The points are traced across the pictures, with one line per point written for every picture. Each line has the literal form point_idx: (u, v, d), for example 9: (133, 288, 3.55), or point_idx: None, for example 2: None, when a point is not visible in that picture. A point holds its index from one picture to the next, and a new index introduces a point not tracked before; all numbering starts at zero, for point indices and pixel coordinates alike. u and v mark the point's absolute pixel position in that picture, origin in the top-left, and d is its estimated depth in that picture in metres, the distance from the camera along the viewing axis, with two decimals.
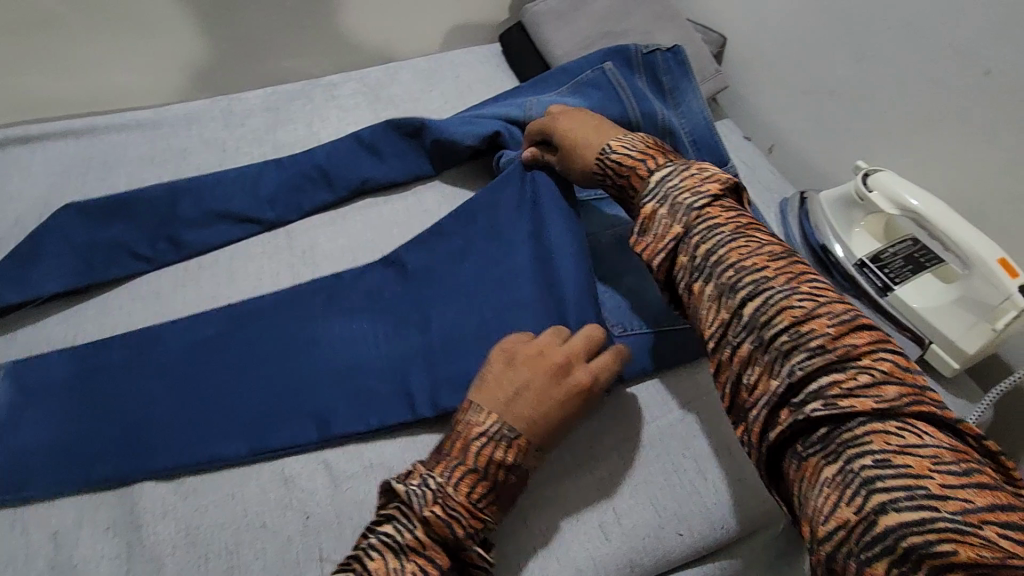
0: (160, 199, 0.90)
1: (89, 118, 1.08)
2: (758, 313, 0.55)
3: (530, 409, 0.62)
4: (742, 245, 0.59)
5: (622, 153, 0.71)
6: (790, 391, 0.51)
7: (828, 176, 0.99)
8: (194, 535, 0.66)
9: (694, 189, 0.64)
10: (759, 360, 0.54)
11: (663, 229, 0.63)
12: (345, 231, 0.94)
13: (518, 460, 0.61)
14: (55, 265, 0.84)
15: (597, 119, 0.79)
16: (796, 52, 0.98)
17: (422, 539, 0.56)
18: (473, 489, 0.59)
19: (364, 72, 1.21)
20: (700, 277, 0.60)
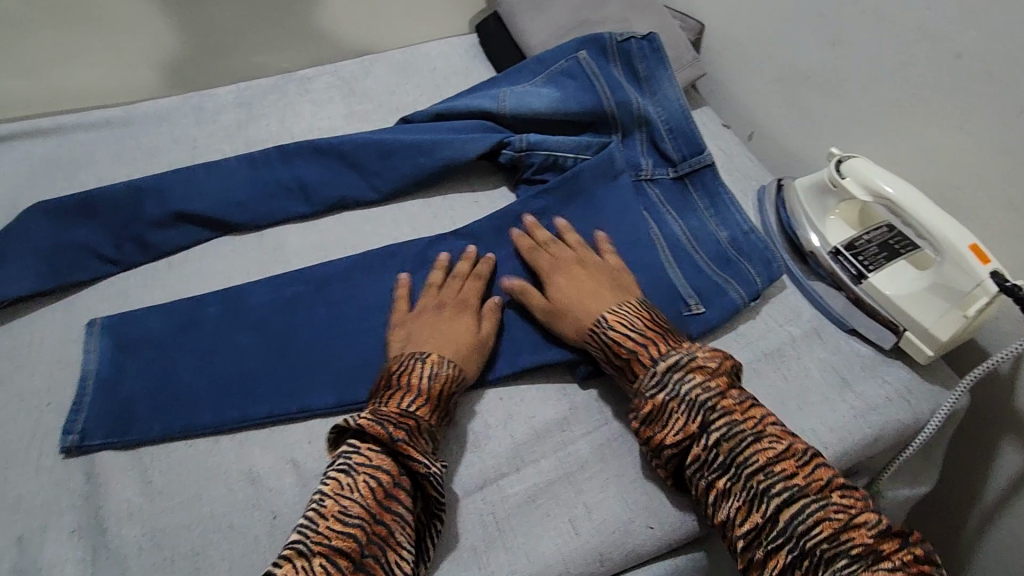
0: (124, 199, 0.88)
1: (57, 116, 1.06)
2: (756, 466, 0.62)
3: (434, 341, 0.74)
4: (741, 418, 0.65)
5: (620, 333, 0.72)
6: (792, 543, 0.58)
7: (807, 163, 0.98)
8: (160, 537, 0.66)
9: (690, 362, 0.68)
10: (767, 528, 0.59)
11: (675, 424, 0.66)
12: (317, 228, 0.93)
13: (434, 367, 0.69)
14: (19, 267, 0.83)
15: (590, 283, 0.79)
16: (771, 38, 0.97)
17: (368, 455, 0.62)
18: (404, 403, 0.66)
19: (338, 65, 1.19)
20: (722, 475, 0.63)
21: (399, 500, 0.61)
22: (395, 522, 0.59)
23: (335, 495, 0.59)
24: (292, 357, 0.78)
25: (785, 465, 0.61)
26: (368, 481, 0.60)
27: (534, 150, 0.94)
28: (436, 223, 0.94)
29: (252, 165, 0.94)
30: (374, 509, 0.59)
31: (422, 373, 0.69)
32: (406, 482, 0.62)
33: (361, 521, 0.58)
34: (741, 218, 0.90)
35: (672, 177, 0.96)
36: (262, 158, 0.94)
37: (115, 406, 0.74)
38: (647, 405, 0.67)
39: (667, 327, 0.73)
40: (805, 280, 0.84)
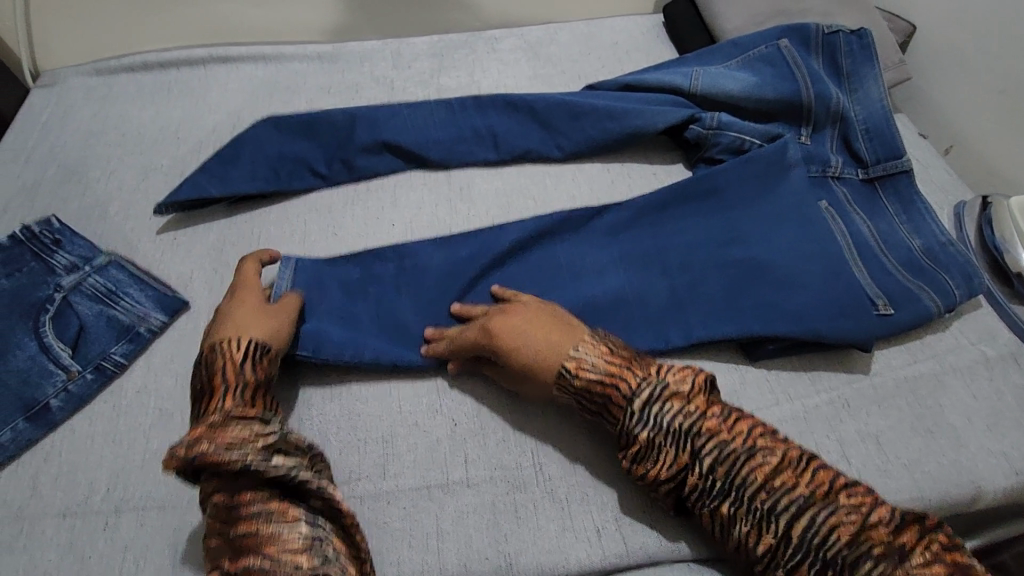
0: (340, 123, 0.97)
1: (277, 46, 1.18)
2: (763, 485, 0.59)
3: (245, 320, 0.71)
4: (728, 432, 0.62)
5: (584, 379, 0.67)
6: (831, 563, 0.55)
7: (1016, 185, 0.93)
8: (356, 420, 0.73)
9: (660, 389, 0.65)
10: (781, 546, 0.57)
11: (666, 457, 0.63)
12: (500, 175, 0.98)
13: (224, 344, 0.67)
14: (250, 170, 0.94)
15: (538, 331, 0.71)
16: (1001, 46, 0.91)
17: (204, 486, 0.59)
18: (216, 409, 0.62)
19: (525, 28, 1.23)
20: (725, 501, 0.61)
21: (240, 505, 0.57)
22: (253, 524, 0.56)
23: (208, 541, 0.58)
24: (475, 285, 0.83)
25: (792, 478, 0.59)
26: (210, 506, 0.58)
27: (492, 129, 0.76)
28: (614, 188, 0.97)
29: (450, 110, 1.01)
30: (225, 528, 0.57)
31: (215, 362, 0.66)
32: (246, 481, 0.58)
33: (226, 547, 0.57)
34: (938, 228, 0.86)
35: (861, 178, 0.93)
36: (460, 103, 1.01)
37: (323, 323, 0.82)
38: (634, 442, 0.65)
39: (610, 344, 0.69)
40: (1005, 302, 0.81)
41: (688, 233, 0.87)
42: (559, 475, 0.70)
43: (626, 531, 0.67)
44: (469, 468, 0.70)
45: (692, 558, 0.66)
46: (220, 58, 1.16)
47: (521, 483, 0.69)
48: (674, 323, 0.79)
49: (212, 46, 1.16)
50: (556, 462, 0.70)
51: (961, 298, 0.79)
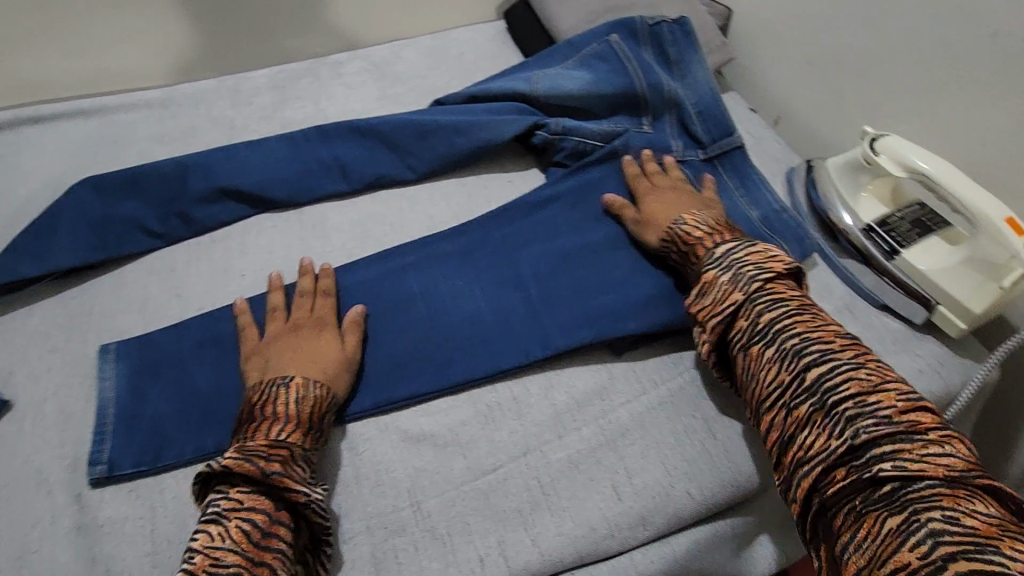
0: (170, 174, 0.91)
1: (96, 97, 1.08)
2: (794, 327, 0.65)
3: (298, 357, 0.71)
4: (793, 294, 0.69)
5: (692, 225, 0.79)
6: (817, 398, 0.59)
7: (836, 146, 1.01)
8: None
9: (747, 248, 0.73)
10: (795, 384, 0.62)
11: (722, 296, 0.70)
12: (355, 206, 0.95)
13: (315, 385, 0.68)
14: (70, 240, 0.85)
15: (675, 199, 0.85)
16: (802, 22, 0.99)
17: (243, 495, 0.60)
18: (275, 432, 0.64)
19: (369, 50, 1.20)
20: (760, 341, 0.66)
21: (278, 538, 0.58)
22: (277, 562, 0.57)
23: (207, 549, 0.55)
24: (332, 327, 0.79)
25: (840, 339, 0.64)
26: (242, 524, 0.57)
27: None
28: (471, 202, 0.96)
29: (291, 144, 0.96)
30: (251, 552, 0.56)
31: (302, 398, 0.67)
32: (288, 516, 0.60)
33: (241, 566, 0.55)
34: (770, 197, 0.91)
35: (702, 159, 0.97)
36: (301, 137, 0.97)
37: (168, 397, 0.75)
38: (700, 280, 0.73)
39: (733, 228, 0.78)
40: (836, 258, 0.86)
41: (545, 237, 0.88)
42: (437, 510, 0.67)
43: (509, 552, 0.65)
44: (341, 522, 0.67)
45: (576, 565, 0.66)
46: (29, 118, 1.04)
47: (398, 526, 0.66)
48: (537, 331, 0.79)
49: (18, 106, 1.05)
50: (433, 497, 0.68)
51: (795, 259, 0.84)
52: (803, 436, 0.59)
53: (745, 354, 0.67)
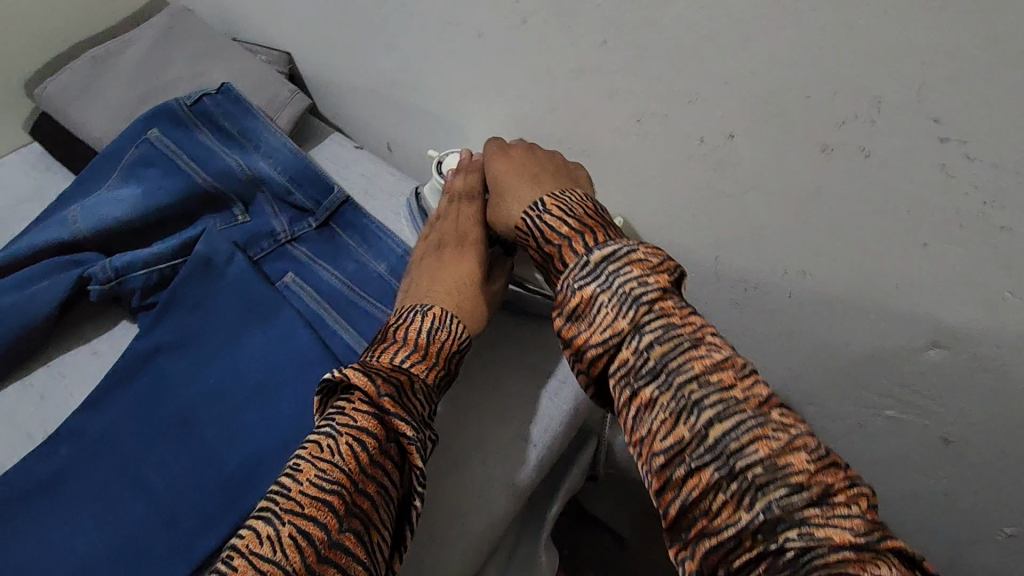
0: None
1: None
2: (751, 480, 0.35)
3: (517, 172, 0.54)
4: (758, 412, 0.37)
5: (556, 215, 0.49)
6: (726, 467, 0.36)
7: None
8: None
9: (685, 348, 0.39)
10: (733, 502, 0.35)
11: (715, 381, 0.38)
12: None
13: (534, 207, 0.51)
14: None
15: (515, 167, 0.55)
16: None
17: (348, 414, 0.44)
18: (572, 210, 0.49)
19: None
20: (710, 466, 0.36)
21: (388, 471, 0.43)
22: (362, 501, 0.41)
23: (312, 457, 0.41)
24: (93, 511, 0.52)
25: (844, 502, 0.34)
26: (399, 346, 0.50)
27: (127, 274, 0.60)
28: None
29: (31, 225, 0.64)
30: (357, 476, 0.41)
31: (543, 219, 0.49)
32: (384, 456, 0.43)
33: (342, 488, 0.40)
34: None
35: None
36: (48, 207, 0.65)
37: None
38: (699, 340, 0.40)
39: (680, 304, 0.42)
40: None
41: None
42: None
43: None
44: None
45: None
46: None
47: None
48: None
49: None
50: None
51: None
52: (705, 506, 0.36)
53: (698, 523, 0.36)
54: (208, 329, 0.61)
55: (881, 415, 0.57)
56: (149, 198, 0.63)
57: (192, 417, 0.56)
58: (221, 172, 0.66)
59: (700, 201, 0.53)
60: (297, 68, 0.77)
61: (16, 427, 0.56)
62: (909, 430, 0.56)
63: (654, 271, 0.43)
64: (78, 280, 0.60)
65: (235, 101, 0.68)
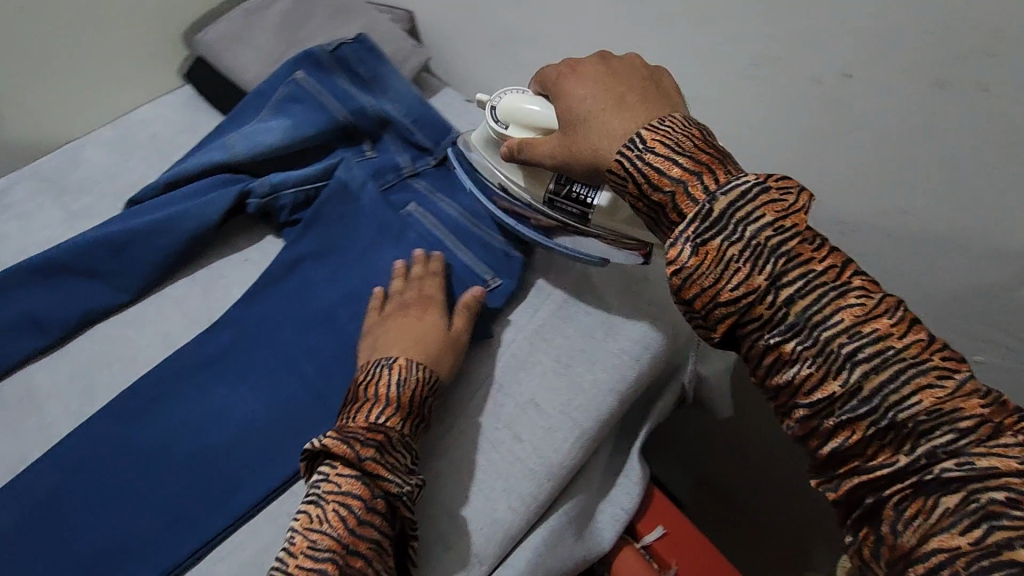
0: None
1: None
2: (913, 424, 0.35)
3: (601, 93, 0.50)
4: (917, 356, 0.36)
5: (661, 153, 0.43)
6: (880, 413, 0.36)
7: None
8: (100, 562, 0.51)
9: (831, 298, 0.38)
10: (887, 439, 0.36)
11: (865, 329, 0.37)
12: None
13: (634, 142, 0.45)
14: None
15: (603, 98, 0.49)
16: None
17: (332, 483, 0.47)
18: (680, 144, 0.43)
19: None
20: (863, 413, 0.36)
21: (379, 524, 0.47)
22: (359, 559, 0.45)
23: (303, 529, 0.46)
24: (254, 384, 0.60)
25: (1008, 432, 0.34)
26: (372, 405, 0.52)
27: (282, 189, 0.69)
28: None
29: (195, 149, 0.74)
30: (345, 538, 0.45)
31: (646, 158, 0.44)
32: (372, 513, 0.47)
33: (333, 553, 0.44)
34: None
35: None
36: (207, 138, 0.74)
37: (14, 497, 0.54)
38: (842, 287, 0.38)
39: (818, 246, 0.39)
40: None
41: None
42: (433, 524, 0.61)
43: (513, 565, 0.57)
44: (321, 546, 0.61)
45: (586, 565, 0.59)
46: None
47: None
48: None
49: None
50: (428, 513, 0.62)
51: None
52: (858, 447, 0.37)
53: (851, 463, 0.37)
54: (343, 242, 0.68)
55: (971, 360, 0.58)
56: (296, 128, 0.71)
57: (333, 315, 0.64)
58: (356, 111, 0.73)
59: (804, 138, 0.58)
60: (417, 27, 0.85)
61: (185, 313, 0.65)
62: (999, 375, 0.57)
63: (789, 214, 0.40)
64: (241, 194, 0.68)
65: (369, 49, 0.76)
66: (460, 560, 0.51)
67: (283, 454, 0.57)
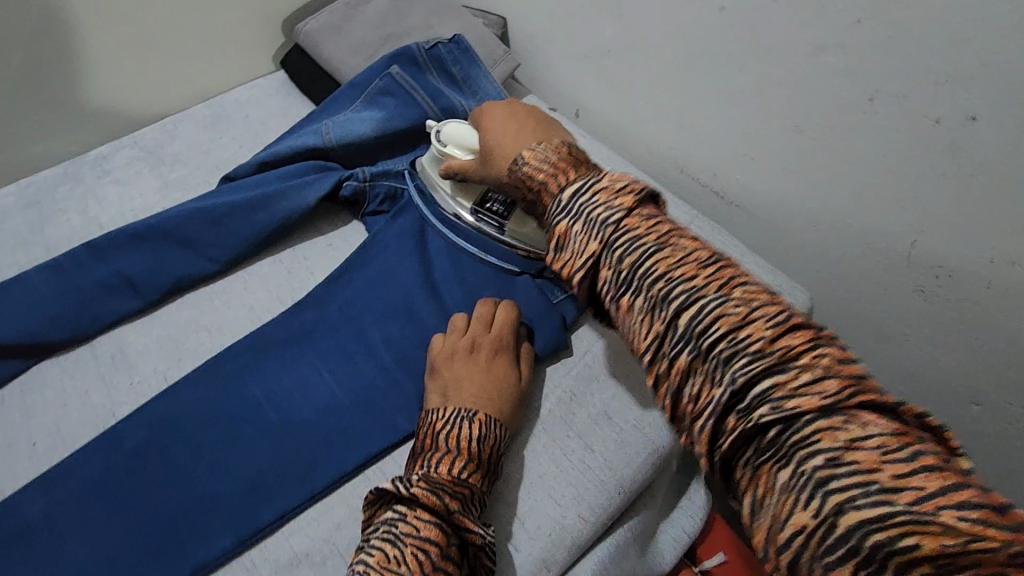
0: None
1: None
2: (718, 359, 0.36)
3: (509, 124, 0.54)
4: (722, 296, 0.37)
5: (536, 164, 0.48)
6: (692, 351, 0.36)
7: None
8: (179, 526, 0.52)
9: (651, 254, 0.40)
10: (709, 382, 0.36)
11: (680, 278, 0.38)
12: None
13: (524, 155, 0.50)
14: (71, 202, 0.75)
15: (512, 122, 0.54)
16: None
17: (411, 528, 0.46)
18: (548, 156, 0.48)
19: None
20: (682, 355, 0.37)
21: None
22: None
23: (381, 568, 0.44)
24: (335, 365, 0.61)
25: (829, 369, 0.33)
26: (453, 456, 0.50)
27: (380, 179, 0.71)
28: None
29: (289, 131, 0.77)
30: None
31: (531, 167, 0.49)
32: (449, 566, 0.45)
33: None
34: None
35: None
36: (302, 123, 0.77)
37: (104, 450, 0.55)
38: (662, 247, 0.40)
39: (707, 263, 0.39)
40: None
41: None
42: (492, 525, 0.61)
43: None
44: None
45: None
46: None
47: None
48: None
49: None
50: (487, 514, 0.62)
51: None
52: (688, 396, 0.37)
53: (688, 409, 0.37)
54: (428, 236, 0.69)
55: None
56: (387, 119, 0.73)
57: (413, 306, 0.64)
58: (445, 108, 0.75)
59: (907, 176, 0.57)
60: (508, 32, 0.87)
61: (271, 290, 0.67)
62: None
63: (620, 193, 0.43)
64: (338, 180, 0.70)
65: (463, 50, 0.77)
66: (528, 564, 0.51)
67: (360, 439, 0.57)
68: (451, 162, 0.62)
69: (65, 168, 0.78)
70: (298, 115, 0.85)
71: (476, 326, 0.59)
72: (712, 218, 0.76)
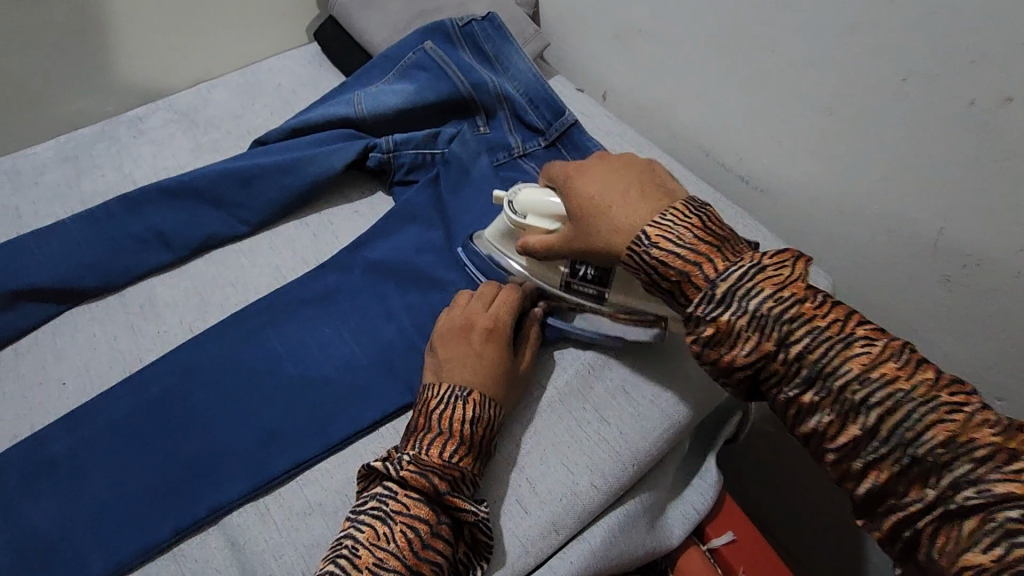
0: None
1: None
2: (908, 449, 0.38)
3: (606, 189, 0.51)
4: (866, 355, 0.40)
5: (665, 247, 0.46)
6: (852, 418, 0.39)
7: None
8: (199, 468, 0.54)
9: (799, 321, 0.42)
10: (865, 444, 0.39)
11: (824, 342, 0.41)
12: None
13: (646, 240, 0.47)
14: (107, 158, 0.77)
15: (614, 186, 0.51)
16: None
17: (400, 508, 0.47)
18: (680, 238, 0.46)
19: None
20: (841, 422, 0.40)
21: (444, 550, 0.46)
22: None
23: (370, 544, 0.45)
24: (355, 325, 0.62)
25: (997, 442, 0.36)
26: (445, 438, 0.50)
27: (403, 149, 0.72)
28: None
29: (321, 101, 0.78)
30: (411, 560, 0.45)
31: (661, 250, 0.46)
32: (439, 543, 0.46)
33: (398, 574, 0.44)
34: None
35: None
36: (334, 93, 0.78)
37: (129, 392, 0.57)
38: (800, 311, 0.42)
39: (819, 301, 0.43)
40: None
41: None
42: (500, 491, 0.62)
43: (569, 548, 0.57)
44: None
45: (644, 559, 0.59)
46: None
47: None
48: None
49: None
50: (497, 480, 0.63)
51: None
52: (848, 460, 0.40)
53: (847, 470, 0.40)
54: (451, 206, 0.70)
55: None
56: (418, 92, 0.74)
57: (434, 272, 0.65)
58: (477, 83, 0.74)
59: (935, 161, 0.57)
60: (539, 12, 0.87)
61: (296, 251, 0.68)
62: None
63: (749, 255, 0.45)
64: (366, 149, 0.71)
65: (496, 27, 0.78)
66: (536, 526, 0.52)
67: (376, 396, 0.58)
68: (528, 235, 0.57)
69: (102, 126, 0.80)
70: (328, 85, 0.86)
71: (478, 307, 0.58)
72: (736, 202, 0.76)
